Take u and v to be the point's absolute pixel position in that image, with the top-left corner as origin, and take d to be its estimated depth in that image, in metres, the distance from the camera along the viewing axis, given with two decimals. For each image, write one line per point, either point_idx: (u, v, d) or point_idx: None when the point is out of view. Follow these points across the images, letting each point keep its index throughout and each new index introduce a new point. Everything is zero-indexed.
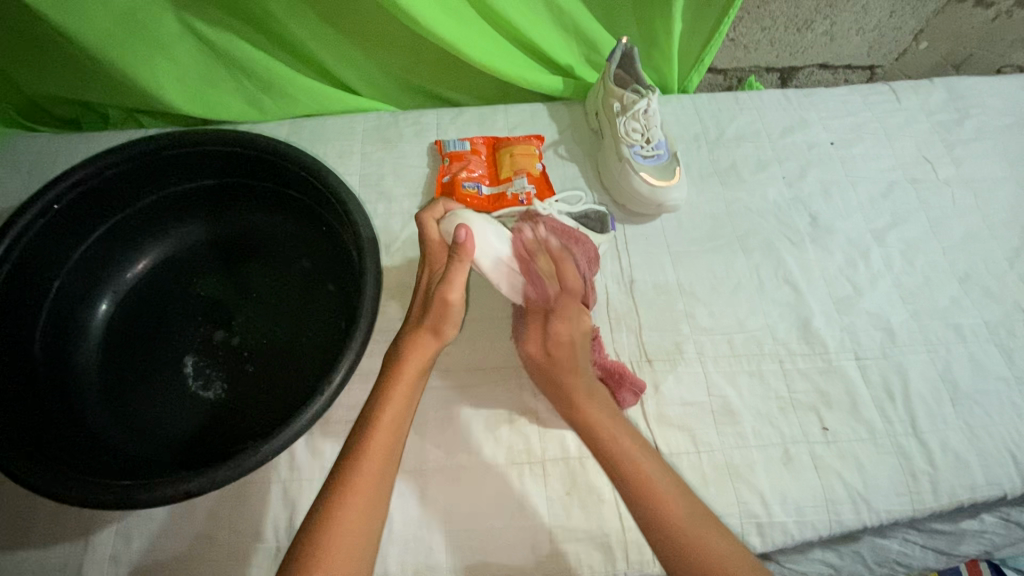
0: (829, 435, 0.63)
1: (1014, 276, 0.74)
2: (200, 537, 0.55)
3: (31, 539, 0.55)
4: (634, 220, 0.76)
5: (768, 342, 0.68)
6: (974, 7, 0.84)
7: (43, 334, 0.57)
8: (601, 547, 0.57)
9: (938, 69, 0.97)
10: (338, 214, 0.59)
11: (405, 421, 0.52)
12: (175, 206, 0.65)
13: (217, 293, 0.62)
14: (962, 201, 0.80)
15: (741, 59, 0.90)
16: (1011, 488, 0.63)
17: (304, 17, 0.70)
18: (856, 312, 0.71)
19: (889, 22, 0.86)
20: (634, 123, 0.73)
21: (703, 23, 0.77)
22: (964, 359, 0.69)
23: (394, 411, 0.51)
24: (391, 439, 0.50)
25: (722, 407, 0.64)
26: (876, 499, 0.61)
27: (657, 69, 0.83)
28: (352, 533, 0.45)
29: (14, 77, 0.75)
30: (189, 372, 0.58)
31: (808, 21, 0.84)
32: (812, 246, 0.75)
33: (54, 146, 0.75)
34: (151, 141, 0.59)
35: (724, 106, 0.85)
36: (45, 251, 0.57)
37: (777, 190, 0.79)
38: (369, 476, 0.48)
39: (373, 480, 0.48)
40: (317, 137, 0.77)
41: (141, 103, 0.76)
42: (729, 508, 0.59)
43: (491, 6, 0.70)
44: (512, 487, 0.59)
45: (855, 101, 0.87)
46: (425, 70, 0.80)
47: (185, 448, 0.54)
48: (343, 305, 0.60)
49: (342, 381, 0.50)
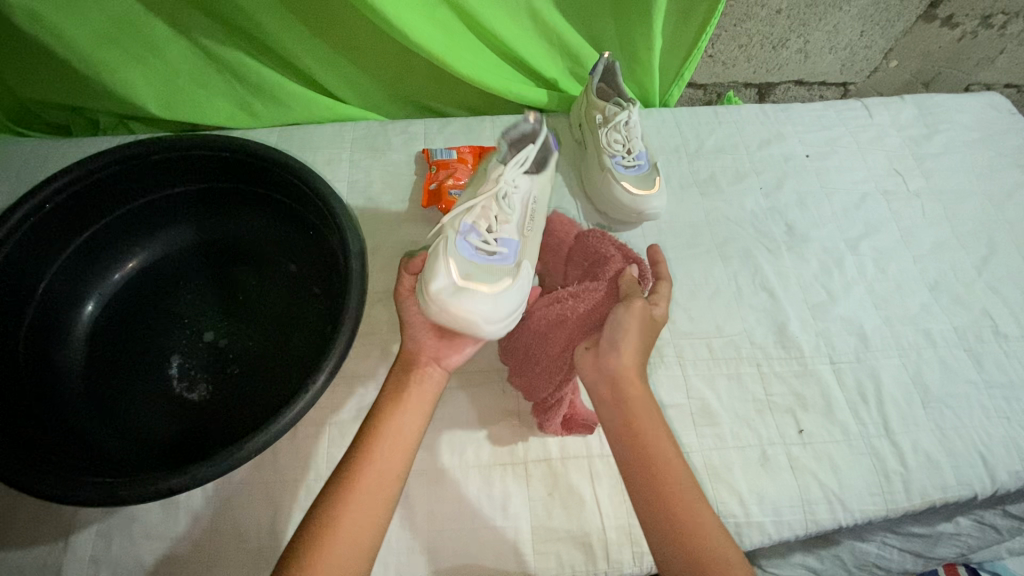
0: (805, 437, 0.65)
1: (982, 284, 0.77)
2: (184, 539, 0.55)
3: (11, 540, 0.54)
4: (616, 228, 0.78)
5: (745, 346, 0.70)
6: (940, 27, 0.88)
7: (28, 334, 0.57)
8: (582, 547, 0.57)
9: (909, 86, 1.01)
10: (325, 218, 0.60)
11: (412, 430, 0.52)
12: (165, 210, 0.66)
13: (204, 297, 0.63)
14: (931, 211, 0.83)
15: (719, 75, 0.93)
16: (981, 488, 0.65)
17: (295, 28, 0.71)
18: (831, 317, 0.73)
19: (860, 41, 0.89)
20: (616, 134, 0.75)
21: (682, 40, 0.80)
22: (934, 363, 0.71)
23: (395, 418, 0.52)
24: (391, 447, 0.50)
25: (702, 410, 0.65)
26: (851, 499, 0.62)
27: (639, 83, 0.86)
28: (356, 514, 0.47)
29: (5, 82, 0.76)
30: (175, 373, 0.59)
31: (783, 40, 0.87)
32: (788, 254, 0.77)
33: (44, 151, 0.76)
34: (141, 144, 0.60)
35: (703, 119, 0.88)
36: (34, 251, 0.58)
37: (755, 200, 0.81)
38: (366, 481, 0.48)
39: (373, 484, 0.48)
40: (307, 145, 0.79)
41: (132, 110, 0.78)
42: (709, 508, 0.60)
43: (476, 21, 0.73)
44: (494, 488, 0.59)
45: (829, 116, 0.90)
46: (413, 81, 0.82)
47: (168, 449, 0.55)
48: (329, 307, 0.61)
49: (328, 379, 0.51)
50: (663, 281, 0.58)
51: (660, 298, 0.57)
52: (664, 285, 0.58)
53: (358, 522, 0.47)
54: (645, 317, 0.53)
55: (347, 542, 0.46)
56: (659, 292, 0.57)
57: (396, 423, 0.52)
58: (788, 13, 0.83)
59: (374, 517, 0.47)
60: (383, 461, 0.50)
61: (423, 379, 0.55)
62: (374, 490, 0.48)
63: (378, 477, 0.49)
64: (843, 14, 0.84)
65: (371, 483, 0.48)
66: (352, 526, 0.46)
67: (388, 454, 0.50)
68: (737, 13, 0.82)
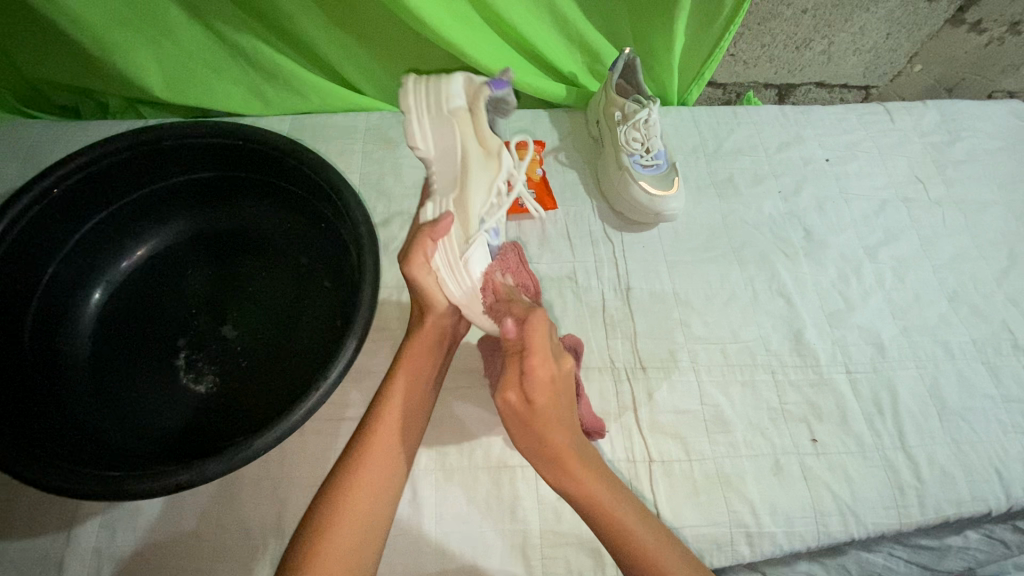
0: (819, 447, 0.64)
1: (1003, 296, 0.76)
2: (187, 533, 0.54)
3: (15, 530, 0.54)
4: (632, 228, 0.76)
5: (760, 353, 0.69)
6: (969, 32, 0.86)
7: (34, 321, 0.56)
8: (590, 553, 0.56)
9: (932, 91, 0.99)
10: (338, 209, 0.59)
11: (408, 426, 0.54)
12: (174, 197, 0.64)
13: (213, 287, 0.62)
14: (952, 220, 0.81)
15: (740, 74, 0.92)
16: (996, 504, 0.64)
17: (309, 15, 0.69)
18: (847, 326, 0.72)
19: (885, 44, 0.87)
20: (635, 132, 0.73)
21: (703, 39, 0.78)
22: (951, 376, 0.70)
23: (400, 402, 0.54)
24: (405, 418, 0.53)
25: (715, 416, 0.64)
26: (863, 512, 0.61)
27: (658, 81, 0.84)
28: (394, 433, 0.52)
29: (14, 61, 0.74)
30: (182, 364, 0.58)
31: (807, 40, 0.85)
32: (806, 260, 0.76)
33: (52, 133, 0.75)
34: (152, 129, 0.58)
35: (722, 119, 0.87)
36: (43, 235, 0.56)
37: (773, 204, 0.80)
38: (396, 412, 0.53)
39: (405, 407, 0.54)
40: (319, 135, 0.78)
41: (143, 94, 0.76)
42: (719, 517, 0.59)
43: (496, 12, 0.71)
44: (503, 490, 0.59)
45: (851, 119, 0.89)
46: (430, 74, 0.81)
47: (175, 441, 0.54)
48: (341, 301, 0.60)
49: (337, 380, 0.49)
50: (535, 350, 0.46)
51: (535, 385, 0.46)
52: (538, 370, 0.46)
53: (369, 510, 0.49)
54: (515, 417, 0.48)
55: (378, 474, 0.50)
56: (540, 365, 0.46)
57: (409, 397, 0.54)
58: (814, 13, 0.81)
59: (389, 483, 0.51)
60: (392, 449, 0.52)
61: (433, 360, 0.57)
62: (380, 479, 0.50)
63: (389, 461, 0.51)
64: (869, 16, 0.82)
65: (404, 412, 0.53)
66: (369, 499, 0.49)
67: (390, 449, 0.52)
68: (762, 11, 0.80)
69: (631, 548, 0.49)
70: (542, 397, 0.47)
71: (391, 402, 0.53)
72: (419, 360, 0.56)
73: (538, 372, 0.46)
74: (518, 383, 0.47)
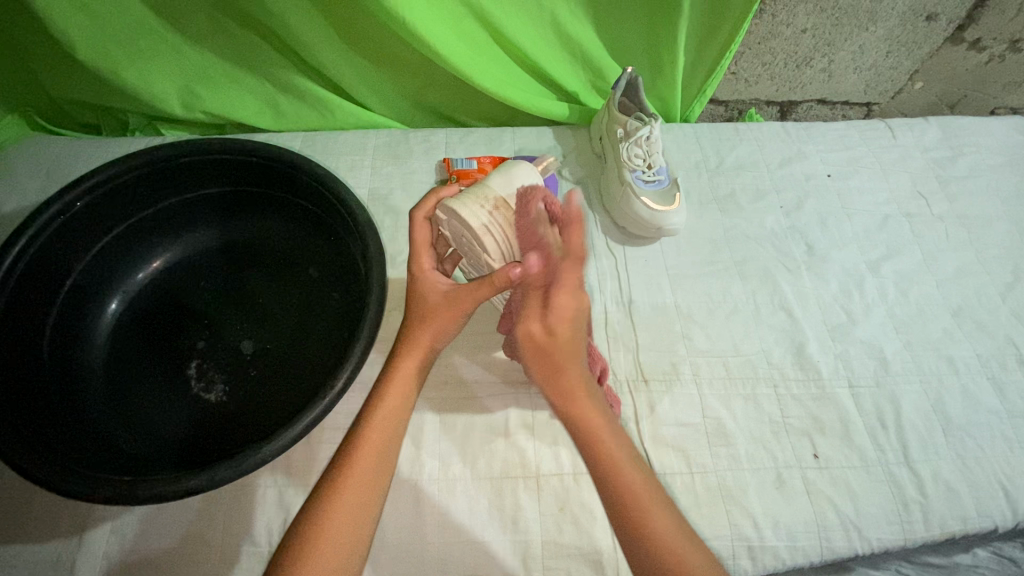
0: (821, 461, 0.64)
1: (1007, 311, 0.76)
2: (195, 539, 0.55)
3: (27, 534, 0.55)
4: (635, 242, 0.78)
5: (762, 366, 0.69)
6: (968, 50, 0.87)
7: (53, 331, 0.58)
8: (592, 565, 0.57)
9: (933, 108, 1.00)
10: (346, 223, 0.61)
11: (365, 515, 0.48)
12: (191, 211, 0.67)
13: (224, 299, 0.64)
14: (955, 235, 0.82)
15: (741, 92, 0.93)
16: (1002, 521, 0.63)
17: (322, 38, 0.72)
18: (850, 340, 0.72)
19: (885, 62, 0.89)
20: (637, 149, 0.75)
21: (704, 58, 0.80)
22: (956, 392, 0.70)
23: (410, 362, 0.54)
24: (412, 377, 0.53)
25: (717, 430, 0.65)
26: (867, 528, 0.61)
27: (661, 99, 0.86)
28: (404, 389, 0.53)
29: (41, 81, 0.78)
30: (193, 373, 0.59)
31: (807, 59, 0.87)
32: (808, 275, 0.76)
33: (74, 149, 0.78)
34: (171, 146, 0.61)
35: (723, 135, 0.88)
36: (65, 247, 0.59)
37: (774, 219, 0.81)
38: (406, 370, 0.53)
39: (413, 365, 0.54)
40: (330, 151, 0.80)
41: (162, 113, 0.79)
42: (722, 531, 0.59)
43: (502, 34, 0.73)
44: (505, 500, 0.59)
45: (852, 135, 0.90)
46: (438, 92, 0.83)
47: (185, 447, 0.55)
48: (349, 312, 0.61)
49: (337, 399, 0.50)
50: (565, 288, 0.48)
51: (557, 315, 0.48)
52: (562, 299, 0.48)
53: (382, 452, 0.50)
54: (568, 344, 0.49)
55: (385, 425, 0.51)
56: (564, 299, 0.48)
57: (419, 355, 0.54)
58: (814, 33, 0.83)
59: (395, 435, 0.51)
60: (397, 406, 0.52)
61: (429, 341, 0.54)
62: (389, 431, 0.51)
63: (395, 417, 0.52)
64: (868, 35, 0.84)
65: (413, 370, 0.54)
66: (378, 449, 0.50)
67: (345, 544, 0.46)
68: (762, 32, 0.82)
69: (607, 462, 0.47)
70: (563, 327, 0.49)
71: (404, 359, 0.54)
72: (421, 341, 0.54)
73: (563, 306, 0.48)
74: (541, 311, 0.49)
